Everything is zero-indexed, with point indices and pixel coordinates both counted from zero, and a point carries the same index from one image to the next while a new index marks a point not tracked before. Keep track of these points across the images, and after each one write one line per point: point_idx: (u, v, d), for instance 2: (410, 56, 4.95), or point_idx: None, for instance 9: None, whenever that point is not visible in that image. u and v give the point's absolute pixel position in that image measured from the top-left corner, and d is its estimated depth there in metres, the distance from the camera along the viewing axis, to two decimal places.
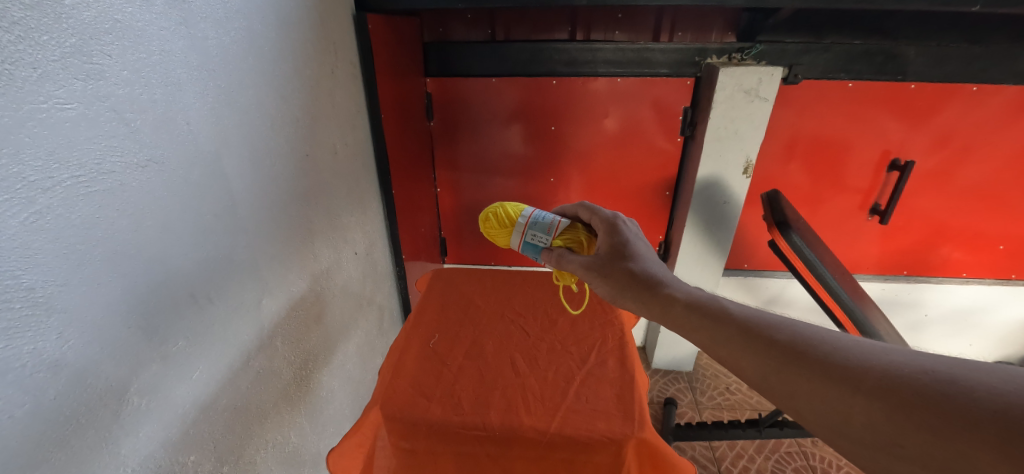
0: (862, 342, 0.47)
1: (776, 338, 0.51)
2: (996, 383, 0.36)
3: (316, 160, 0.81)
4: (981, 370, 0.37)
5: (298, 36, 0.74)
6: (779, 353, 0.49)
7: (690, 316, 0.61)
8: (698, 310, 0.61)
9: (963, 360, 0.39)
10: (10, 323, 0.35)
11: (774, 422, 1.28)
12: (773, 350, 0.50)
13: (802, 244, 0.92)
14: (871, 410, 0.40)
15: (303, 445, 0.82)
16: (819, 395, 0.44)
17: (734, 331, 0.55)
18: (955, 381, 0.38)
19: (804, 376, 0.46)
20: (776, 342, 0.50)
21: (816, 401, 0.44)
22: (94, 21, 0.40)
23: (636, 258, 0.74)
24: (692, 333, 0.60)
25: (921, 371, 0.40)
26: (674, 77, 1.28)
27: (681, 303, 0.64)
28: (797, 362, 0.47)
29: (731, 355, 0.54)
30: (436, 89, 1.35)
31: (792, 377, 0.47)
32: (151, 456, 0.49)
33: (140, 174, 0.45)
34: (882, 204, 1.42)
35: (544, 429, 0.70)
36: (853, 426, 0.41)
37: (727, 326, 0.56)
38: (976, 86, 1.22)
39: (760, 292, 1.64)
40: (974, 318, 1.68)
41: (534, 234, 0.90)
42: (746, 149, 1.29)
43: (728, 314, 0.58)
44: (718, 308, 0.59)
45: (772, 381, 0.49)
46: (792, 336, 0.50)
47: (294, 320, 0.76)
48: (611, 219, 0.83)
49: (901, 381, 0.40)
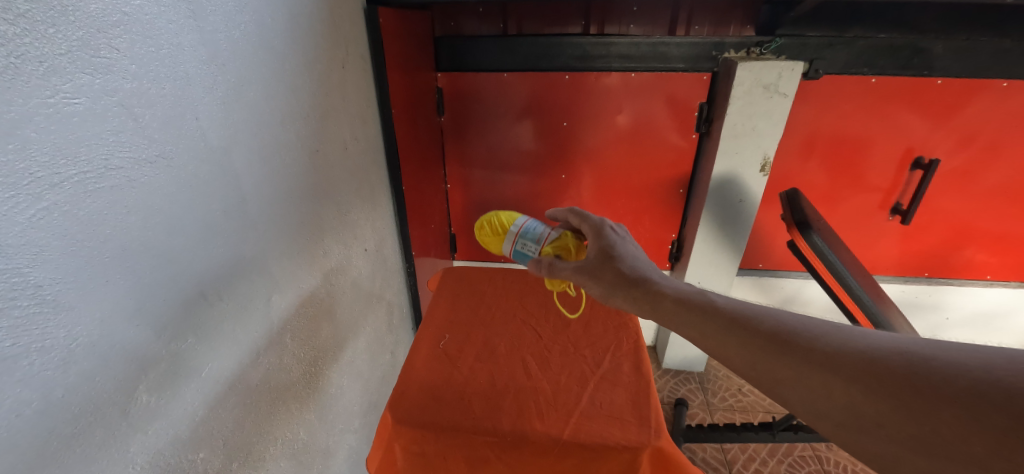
0: (839, 327, 0.47)
1: (764, 326, 0.51)
2: (970, 361, 0.36)
3: (325, 155, 0.80)
4: (953, 348, 0.38)
5: (308, 28, 0.73)
6: (764, 342, 0.49)
7: (681, 312, 0.59)
8: (687, 306, 0.59)
9: (937, 339, 0.40)
10: (17, 321, 0.35)
11: (788, 426, 1.26)
12: (758, 339, 0.49)
13: (823, 244, 0.88)
14: (854, 393, 0.40)
15: (312, 441, 0.82)
16: (805, 381, 0.44)
17: (721, 322, 0.54)
18: (931, 362, 0.38)
19: (791, 363, 0.46)
20: (764, 330, 0.50)
21: (805, 387, 0.44)
22: (100, 13, 0.39)
23: (623, 258, 0.72)
24: (682, 329, 0.58)
25: (898, 352, 0.40)
26: (691, 72, 1.25)
27: (670, 298, 0.62)
28: (785, 348, 0.47)
29: (722, 348, 0.53)
30: (447, 84, 1.33)
31: (780, 364, 0.46)
32: (160, 453, 0.48)
33: (149, 170, 0.45)
34: (904, 203, 1.38)
35: (557, 434, 0.69)
36: (837, 411, 0.41)
37: (718, 321, 0.55)
38: (1006, 82, 1.18)
39: (774, 292, 1.60)
40: (997, 322, 1.63)
41: (523, 242, 0.88)
42: (764, 146, 1.25)
43: (719, 308, 0.56)
44: (705, 302, 0.58)
45: (760, 369, 0.48)
46: (779, 325, 0.50)
47: (302, 317, 0.75)
48: (598, 223, 0.81)
49: (880, 363, 0.40)
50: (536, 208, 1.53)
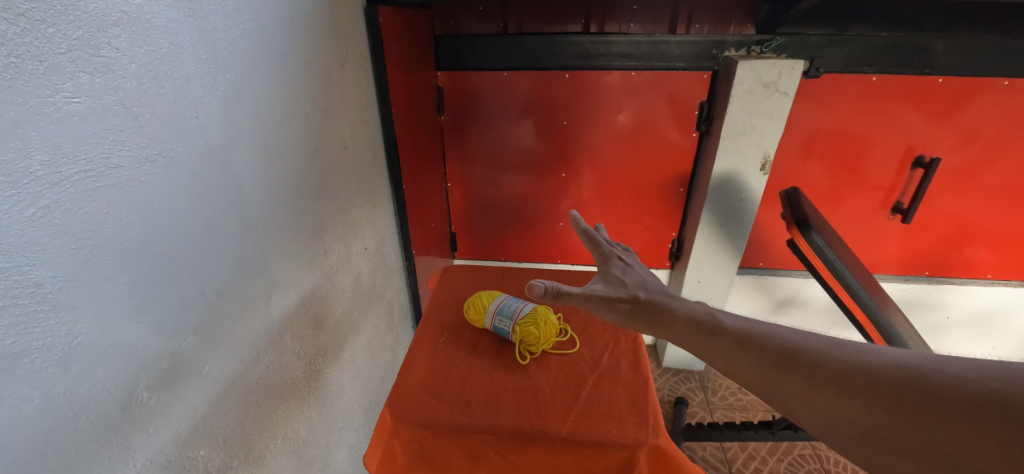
0: (842, 342, 0.47)
1: (771, 343, 0.51)
2: (966, 373, 0.36)
3: (325, 154, 0.80)
4: (951, 361, 0.38)
5: (308, 28, 0.73)
6: (771, 359, 0.49)
7: (692, 333, 0.60)
8: (698, 326, 0.60)
9: (936, 353, 0.40)
10: (18, 319, 0.35)
11: (788, 425, 1.24)
12: (766, 357, 0.50)
13: (822, 243, 0.89)
14: (857, 407, 0.40)
15: (313, 439, 0.82)
16: (811, 397, 0.44)
17: (730, 342, 0.54)
18: (929, 374, 0.38)
19: (797, 379, 0.46)
20: (771, 347, 0.50)
21: (810, 402, 0.44)
22: (100, 13, 0.40)
23: (629, 285, 0.73)
24: (695, 350, 0.58)
25: (899, 366, 0.40)
26: (691, 71, 1.25)
27: (682, 319, 0.62)
28: (790, 364, 0.47)
29: (731, 365, 0.53)
30: (447, 83, 1.33)
31: (787, 380, 0.46)
32: (161, 450, 0.49)
33: (149, 169, 0.45)
34: (905, 202, 1.37)
35: (555, 432, 0.69)
36: (841, 425, 0.41)
37: (727, 340, 0.55)
38: (1007, 80, 1.18)
39: (774, 291, 1.60)
40: (998, 321, 1.62)
41: (502, 319, 0.84)
42: (764, 145, 1.25)
43: (727, 327, 0.57)
44: (715, 322, 0.59)
45: (768, 386, 0.48)
46: (785, 342, 0.50)
47: (302, 316, 0.76)
48: (602, 250, 0.81)
49: (881, 378, 0.40)
50: (536, 207, 1.53)
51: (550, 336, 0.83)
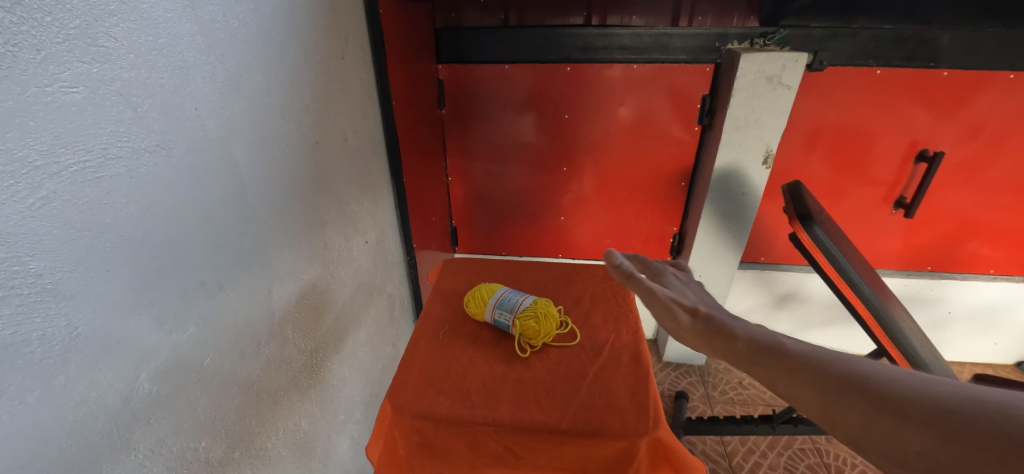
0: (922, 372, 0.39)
1: (835, 364, 0.43)
2: None
3: (325, 147, 0.80)
4: None
5: (307, 18, 0.73)
6: (833, 380, 0.41)
7: (739, 344, 0.52)
8: (747, 338, 0.52)
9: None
10: (18, 308, 0.35)
11: (788, 418, 1.24)
12: (828, 379, 0.42)
13: (824, 237, 0.87)
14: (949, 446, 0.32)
15: (314, 432, 0.82)
16: (882, 427, 0.36)
17: (786, 357, 0.47)
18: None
19: (865, 407, 0.38)
20: (834, 368, 0.42)
21: (880, 434, 0.36)
22: (97, 1, 0.39)
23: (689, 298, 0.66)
24: (742, 365, 0.51)
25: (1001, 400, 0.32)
26: (693, 64, 1.24)
27: (731, 331, 0.55)
28: (857, 389, 0.39)
29: (784, 386, 0.45)
30: (448, 76, 1.33)
31: (853, 408, 0.39)
32: (162, 441, 0.49)
33: (147, 159, 0.45)
34: (908, 196, 1.37)
35: (555, 424, 0.69)
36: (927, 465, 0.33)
37: (780, 354, 0.47)
38: (1013, 73, 1.17)
39: (776, 286, 1.60)
40: (1000, 317, 1.60)
41: (501, 313, 0.84)
42: (766, 138, 1.24)
43: (783, 341, 0.49)
44: (769, 335, 0.51)
45: (828, 411, 0.40)
46: (852, 363, 0.42)
47: (303, 309, 0.76)
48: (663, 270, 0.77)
49: (979, 411, 0.32)
50: (537, 202, 1.52)
51: (550, 329, 0.83)
